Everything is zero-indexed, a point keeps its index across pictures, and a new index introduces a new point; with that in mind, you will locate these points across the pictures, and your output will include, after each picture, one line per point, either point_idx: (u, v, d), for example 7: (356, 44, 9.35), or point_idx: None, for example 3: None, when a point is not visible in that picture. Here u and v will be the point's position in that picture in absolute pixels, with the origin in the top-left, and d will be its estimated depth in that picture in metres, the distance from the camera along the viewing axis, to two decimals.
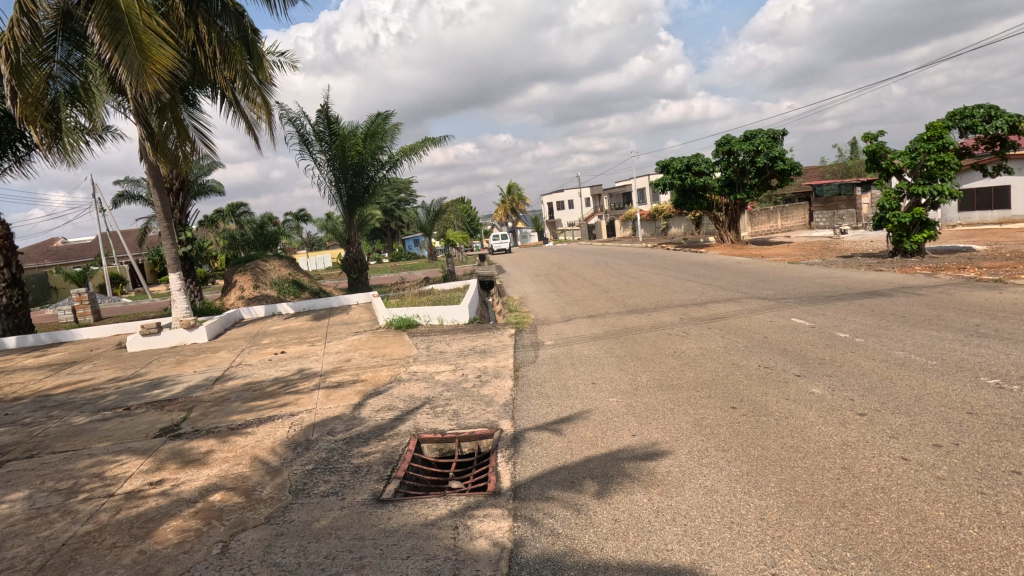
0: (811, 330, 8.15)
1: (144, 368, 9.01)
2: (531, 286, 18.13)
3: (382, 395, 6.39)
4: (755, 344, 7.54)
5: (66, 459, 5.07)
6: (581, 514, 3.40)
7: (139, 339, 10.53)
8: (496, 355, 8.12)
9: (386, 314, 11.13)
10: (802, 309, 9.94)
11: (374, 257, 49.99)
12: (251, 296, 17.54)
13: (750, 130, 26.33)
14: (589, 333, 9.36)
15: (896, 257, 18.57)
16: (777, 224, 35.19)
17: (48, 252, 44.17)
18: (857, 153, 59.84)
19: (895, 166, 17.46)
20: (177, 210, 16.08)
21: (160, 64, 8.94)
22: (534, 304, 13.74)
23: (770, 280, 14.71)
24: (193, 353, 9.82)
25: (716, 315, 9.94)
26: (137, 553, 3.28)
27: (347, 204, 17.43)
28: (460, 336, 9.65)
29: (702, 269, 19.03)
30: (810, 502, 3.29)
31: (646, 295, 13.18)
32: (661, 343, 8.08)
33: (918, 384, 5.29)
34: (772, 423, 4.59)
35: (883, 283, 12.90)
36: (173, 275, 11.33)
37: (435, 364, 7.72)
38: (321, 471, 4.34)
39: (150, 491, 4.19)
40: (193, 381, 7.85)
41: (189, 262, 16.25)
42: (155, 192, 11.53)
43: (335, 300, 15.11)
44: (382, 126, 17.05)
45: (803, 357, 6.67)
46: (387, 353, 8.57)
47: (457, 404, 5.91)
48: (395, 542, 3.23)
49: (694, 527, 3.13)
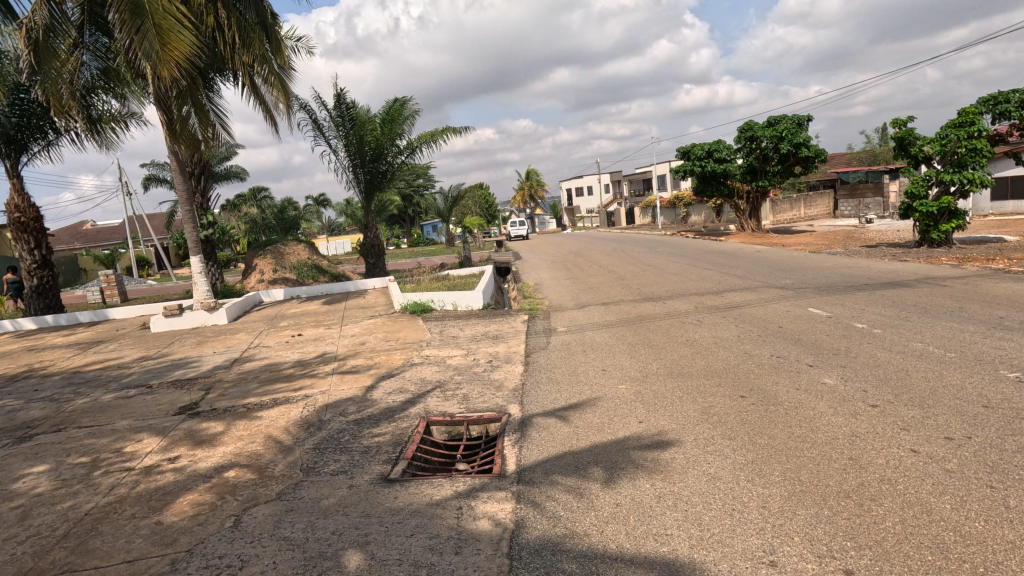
0: (829, 320, 8.04)
1: (166, 348, 9.27)
2: (547, 273, 18.08)
3: (394, 378, 6.50)
4: (769, 333, 7.47)
5: (90, 434, 5.28)
6: (583, 499, 3.44)
7: (162, 320, 10.82)
8: (508, 341, 8.17)
9: (401, 298, 11.25)
10: (821, 299, 9.78)
11: (393, 243, 50.38)
12: (270, 279, 17.84)
13: (774, 116, 25.77)
14: (602, 321, 9.36)
15: (922, 247, 18.11)
16: (800, 212, 34.52)
17: (79, 235, 45.45)
18: (887, 139, 58.06)
19: (924, 153, 16.96)
20: (199, 194, 16.38)
21: (178, 50, 9.06)
22: (549, 290, 13.75)
23: (790, 270, 14.46)
24: (213, 335, 10.06)
25: (731, 304, 9.85)
26: (154, 524, 3.42)
27: (365, 190, 17.55)
28: (474, 321, 9.73)
29: (720, 258, 18.78)
30: (813, 491, 3.28)
31: (662, 284, 13.09)
32: (673, 331, 8.06)
33: (934, 376, 5.20)
34: (780, 412, 4.57)
35: (907, 273, 12.62)
36: (194, 258, 11.58)
37: (448, 349, 7.80)
38: (331, 450, 4.45)
39: (167, 467, 4.36)
40: (213, 362, 8.07)
41: (211, 245, 16.55)
42: (176, 176, 11.75)
43: (352, 284, 15.29)
44: (400, 111, 17.05)
45: (817, 347, 6.60)
46: (402, 337, 8.68)
47: (467, 388, 5.98)
48: (400, 520, 3.31)
49: (694, 513, 3.15)
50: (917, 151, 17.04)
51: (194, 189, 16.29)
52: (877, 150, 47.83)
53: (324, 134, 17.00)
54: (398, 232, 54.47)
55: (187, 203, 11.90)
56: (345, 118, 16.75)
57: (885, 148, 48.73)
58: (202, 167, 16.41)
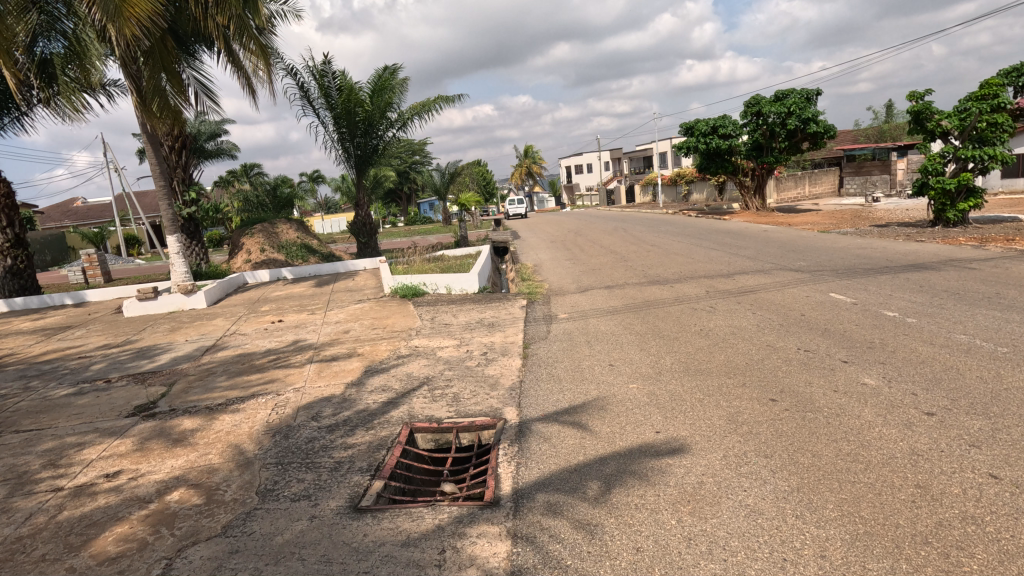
0: (855, 308, 7.36)
1: (136, 335, 8.56)
2: (546, 253, 17.36)
3: (377, 373, 5.82)
4: (791, 322, 6.81)
5: (27, 441, 4.61)
6: (594, 540, 2.79)
7: (135, 305, 10.12)
8: (505, 329, 7.49)
9: (391, 281, 10.55)
10: (841, 283, 9.10)
11: (390, 222, 49.46)
12: (258, 260, 17.09)
13: (782, 90, 24.81)
14: (607, 306, 8.68)
15: (936, 226, 17.37)
16: (805, 190, 33.69)
17: (68, 212, 44.54)
18: (894, 115, 56.53)
19: (942, 128, 16.08)
20: (179, 169, 15.42)
21: (138, 7, 8.24)
22: (549, 272, 13.03)
23: (802, 251, 13.74)
24: (189, 320, 9.35)
25: (745, 289, 9.15)
26: (64, 572, 2.77)
27: (356, 165, 16.75)
28: (469, 307, 9.05)
29: (726, 238, 18.09)
30: (882, 535, 2.64)
31: (668, 265, 12.37)
32: (685, 319, 7.39)
33: (992, 377, 4.52)
34: (823, 422, 3.92)
35: (928, 255, 11.95)
36: (172, 238, 10.79)
37: (439, 339, 7.11)
38: (296, 466, 3.79)
39: (102, 486, 3.69)
40: (183, 351, 7.39)
41: (194, 223, 15.63)
42: (148, 150, 10.88)
43: (342, 265, 14.61)
44: (390, 80, 16.09)
45: (848, 340, 5.92)
46: (390, 325, 8.00)
47: (459, 386, 5.31)
48: (366, 568, 2.67)
49: (736, 565, 2.51)
50: (934, 125, 16.08)
51: (175, 164, 15.34)
52: (885, 127, 46.75)
53: (313, 105, 16.12)
54: (395, 211, 53.46)
55: (163, 179, 11.07)
56: (333, 88, 15.82)
57: (892, 124, 47.68)
58: (183, 141, 15.49)
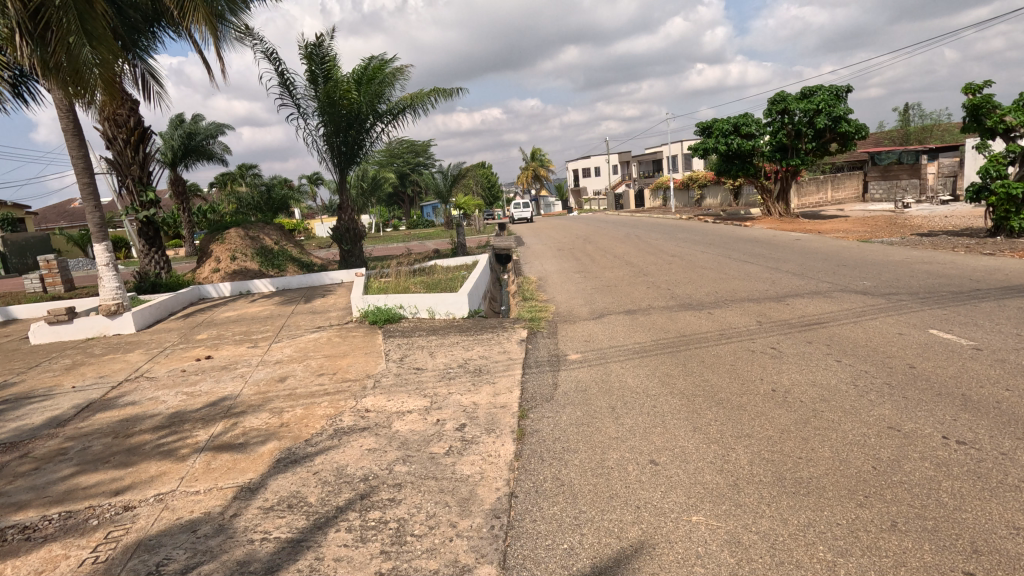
0: (982, 356, 5.28)
1: (18, 375, 6.58)
2: (552, 263, 15.30)
3: (288, 467, 3.82)
4: (902, 381, 4.74)
5: None
6: None
7: (45, 329, 8.21)
8: (493, 379, 5.49)
9: (360, 303, 8.49)
10: (935, 313, 6.98)
11: (392, 225, 47.61)
12: (227, 268, 15.13)
13: (810, 87, 22.77)
14: (632, 342, 6.62)
15: (998, 236, 15.08)
16: (829, 195, 31.52)
17: (63, 212, 42.89)
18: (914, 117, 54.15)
19: (1004, 124, 13.91)
20: (136, 164, 13.45)
21: None
22: (554, 289, 10.97)
23: (855, 265, 11.59)
24: (101, 352, 7.43)
25: (811, 320, 7.05)
26: None
27: (339, 163, 14.77)
28: (453, 341, 7.01)
29: (755, 247, 16.04)
30: None
31: (700, 283, 10.28)
32: (743, 367, 5.39)
33: None
34: None
35: (1014, 273, 9.80)
36: (99, 247, 8.85)
37: (401, 397, 5.07)
38: None
39: None
40: (55, 406, 5.42)
41: (154, 226, 13.67)
42: (67, 139, 8.89)
43: (316, 277, 12.66)
44: (381, 69, 14.11)
45: (1017, 423, 3.82)
46: (343, 370, 5.98)
47: (408, 504, 3.27)
48: None
49: None
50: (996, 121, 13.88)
51: (130, 160, 13.35)
52: (909, 128, 44.47)
53: (293, 94, 14.24)
54: (398, 214, 51.54)
55: (87, 175, 9.08)
56: (316, 76, 13.96)
57: (915, 126, 45.31)
58: (141, 134, 13.48)
